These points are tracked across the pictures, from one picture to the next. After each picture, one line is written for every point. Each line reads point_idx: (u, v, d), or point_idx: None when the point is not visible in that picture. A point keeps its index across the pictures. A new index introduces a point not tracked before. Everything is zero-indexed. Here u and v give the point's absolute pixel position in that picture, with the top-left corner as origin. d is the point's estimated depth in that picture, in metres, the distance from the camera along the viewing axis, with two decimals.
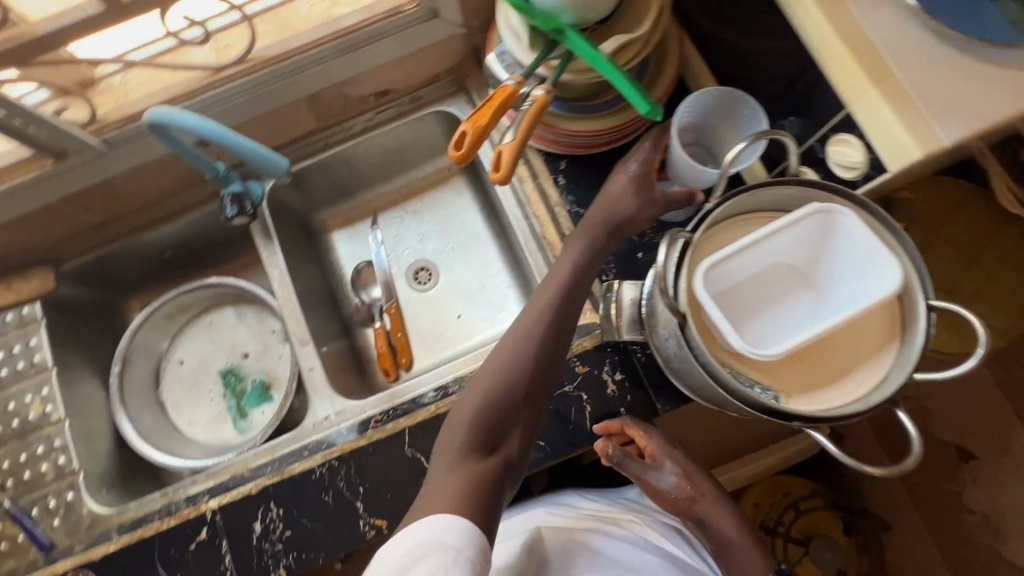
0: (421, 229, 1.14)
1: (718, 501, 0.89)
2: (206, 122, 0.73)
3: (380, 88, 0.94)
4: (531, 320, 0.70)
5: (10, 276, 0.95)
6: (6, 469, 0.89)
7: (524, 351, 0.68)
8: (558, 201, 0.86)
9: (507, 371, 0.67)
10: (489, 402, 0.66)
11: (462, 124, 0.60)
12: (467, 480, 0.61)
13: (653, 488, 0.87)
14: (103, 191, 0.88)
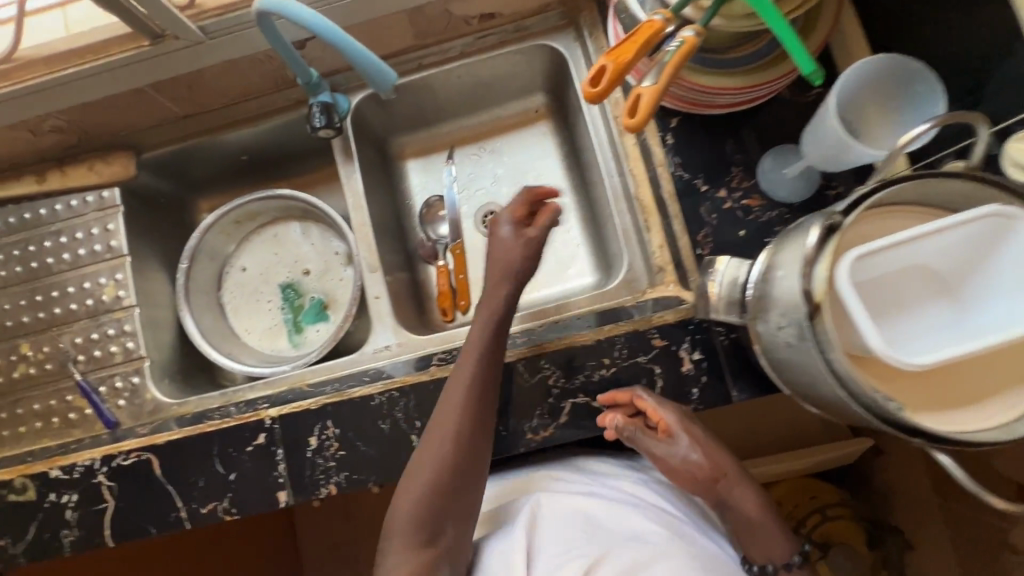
0: (496, 169, 1.09)
1: (742, 482, 0.79)
2: (314, 15, 0.68)
3: (487, 10, 0.87)
4: (452, 412, 0.73)
5: (93, 158, 0.94)
6: (78, 344, 0.91)
7: (454, 447, 0.71)
8: (662, 162, 0.80)
9: (441, 468, 0.71)
10: (427, 497, 0.71)
11: (600, 59, 0.54)
12: (415, 570, 0.70)
13: (669, 466, 0.79)
14: (193, 82, 0.85)
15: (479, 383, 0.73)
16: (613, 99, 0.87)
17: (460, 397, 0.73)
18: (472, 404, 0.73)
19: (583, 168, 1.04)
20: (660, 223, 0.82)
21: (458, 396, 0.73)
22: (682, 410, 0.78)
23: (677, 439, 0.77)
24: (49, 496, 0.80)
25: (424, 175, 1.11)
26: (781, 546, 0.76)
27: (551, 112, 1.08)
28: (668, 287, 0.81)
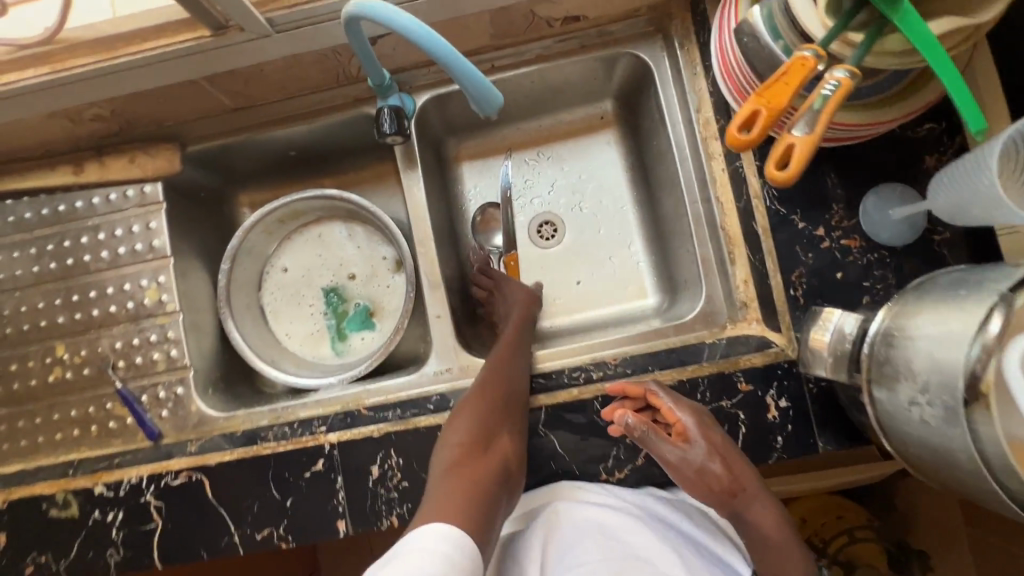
0: (554, 178, 1.04)
1: (762, 498, 0.71)
2: (394, 11, 0.57)
3: (572, 13, 0.80)
4: (504, 353, 0.81)
5: (133, 149, 0.87)
6: (118, 349, 0.87)
7: (510, 374, 0.78)
8: (757, 194, 0.75)
9: (498, 390, 0.76)
10: (485, 417, 0.73)
11: (749, 101, 0.49)
12: (459, 483, 0.67)
13: (683, 476, 0.71)
14: (251, 76, 0.78)
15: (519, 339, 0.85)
16: (702, 119, 0.81)
17: (508, 344, 0.83)
18: (518, 352, 0.82)
19: (651, 182, 0.98)
20: (747, 256, 0.78)
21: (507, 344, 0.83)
22: (702, 411, 0.72)
23: (695, 445, 0.69)
24: (94, 514, 0.77)
25: (480, 179, 1.05)
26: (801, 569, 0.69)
27: (619, 119, 1.01)
28: (751, 325, 0.78)
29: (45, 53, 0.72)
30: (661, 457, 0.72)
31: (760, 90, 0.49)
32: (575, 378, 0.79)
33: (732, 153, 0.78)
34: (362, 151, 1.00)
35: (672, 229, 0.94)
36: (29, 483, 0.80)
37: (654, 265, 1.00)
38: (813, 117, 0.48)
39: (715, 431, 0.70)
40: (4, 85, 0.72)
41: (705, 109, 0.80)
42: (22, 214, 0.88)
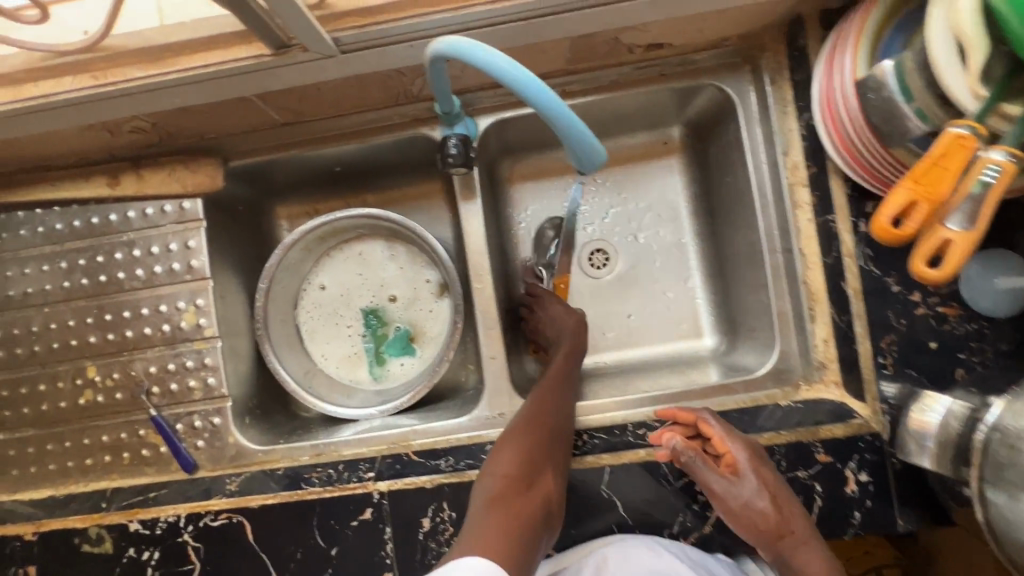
0: (611, 204, 0.97)
1: (816, 550, 0.66)
2: (475, 46, 0.51)
3: (656, 41, 0.73)
4: (553, 384, 0.76)
5: (173, 162, 0.82)
6: (152, 374, 0.82)
7: (558, 410, 0.73)
8: (850, 252, 0.69)
9: (548, 422, 0.71)
10: (534, 451, 0.67)
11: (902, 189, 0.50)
12: (502, 518, 0.60)
13: (731, 517, 0.67)
14: (307, 94, 0.72)
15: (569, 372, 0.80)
16: (789, 163, 0.75)
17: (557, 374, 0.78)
18: (567, 386, 0.77)
19: (716, 217, 0.92)
20: (830, 316, 0.73)
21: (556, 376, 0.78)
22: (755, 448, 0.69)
23: (749, 481, 0.66)
24: (128, 551, 0.74)
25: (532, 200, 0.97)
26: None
27: (685, 147, 0.94)
28: (829, 388, 0.74)
29: (85, 62, 0.66)
30: (708, 491, 0.68)
31: (911, 178, 0.50)
32: (643, 438, 0.73)
33: (822, 203, 0.72)
34: (409, 169, 0.94)
35: (734, 270, 0.88)
36: (60, 514, 0.77)
37: (712, 304, 0.95)
38: (976, 206, 0.48)
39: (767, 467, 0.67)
40: (43, 97, 0.67)
41: (794, 152, 0.74)
42: (53, 224, 0.83)
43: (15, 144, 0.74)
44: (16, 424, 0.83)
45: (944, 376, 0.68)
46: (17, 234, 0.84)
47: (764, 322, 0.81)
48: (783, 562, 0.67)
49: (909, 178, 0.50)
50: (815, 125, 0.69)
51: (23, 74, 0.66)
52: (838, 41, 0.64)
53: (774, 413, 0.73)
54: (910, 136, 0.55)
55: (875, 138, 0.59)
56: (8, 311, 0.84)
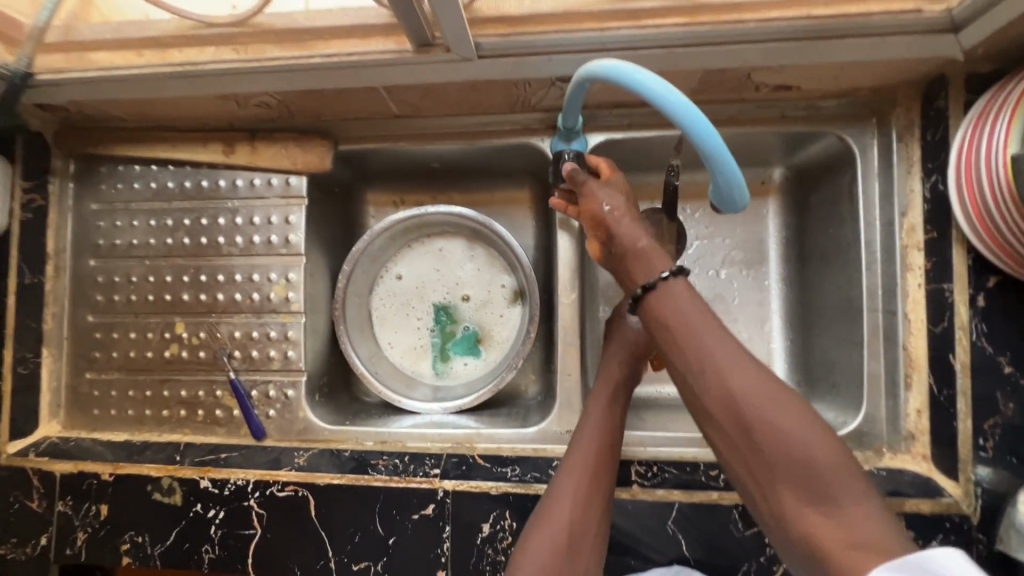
0: (700, 234, 0.92)
1: (658, 250, 0.57)
2: (636, 71, 0.51)
3: (786, 83, 0.72)
4: (585, 460, 0.62)
5: (288, 139, 0.85)
6: (236, 338, 0.85)
7: (588, 500, 0.59)
8: (964, 324, 0.66)
9: (570, 524, 0.57)
10: (555, 562, 0.55)
11: None
12: None
13: (592, 208, 0.62)
14: (431, 90, 0.74)
15: (609, 432, 0.65)
16: (906, 224, 0.73)
17: (591, 435, 0.64)
18: (603, 458, 0.63)
19: (806, 264, 0.88)
20: (928, 386, 0.71)
21: (591, 440, 0.64)
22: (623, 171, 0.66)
23: (614, 186, 0.64)
24: (195, 506, 0.76)
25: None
26: (755, 377, 0.47)
27: (784, 190, 0.90)
28: (916, 461, 0.73)
29: (231, 35, 0.68)
30: (582, 195, 0.64)
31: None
32: (716, 480, 0.71)
33: (936, 271, 0.70)
34: (503, 173, 0.94)
35: (819, 321, 0.86)
36: (136, 460, 0.79)
37: (791, 352, 0.90)
38: None
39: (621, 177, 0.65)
40: (189, 63, 0.70)
41: (913, 214, 0.72)
42: (165, 182, 0.87)
43: (148, 104, 0.78)
44: (104, 366, 0.87)
45: None
46: (131, 187, 0.88)
47: (850, 381, 0.78)
48: (613, 256, 0.61)
49: None
50: (948, 187, 0.66)
51: (171, 40, 0.69)
52: (998, 103, 0.61)
53: None
54: None
55: (1019, 217, 0.57)
56: (112, 259, 0.88)
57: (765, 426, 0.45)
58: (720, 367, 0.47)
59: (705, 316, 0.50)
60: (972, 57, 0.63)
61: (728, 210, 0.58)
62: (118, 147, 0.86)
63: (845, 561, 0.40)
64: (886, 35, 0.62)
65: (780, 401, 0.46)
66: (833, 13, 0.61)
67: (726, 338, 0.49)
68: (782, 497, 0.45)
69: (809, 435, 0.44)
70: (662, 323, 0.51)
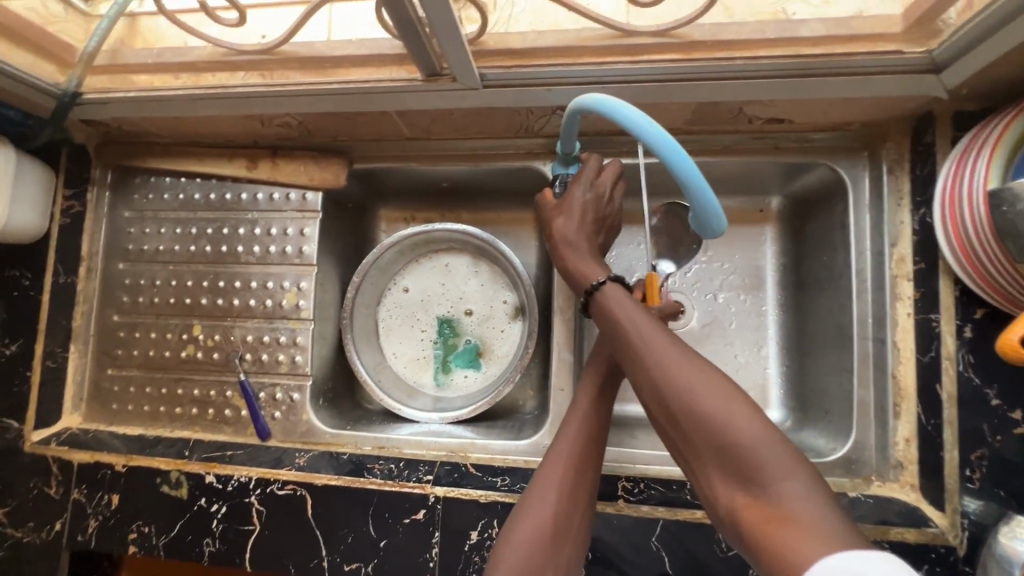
0: (698, 258, 0.94)
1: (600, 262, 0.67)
2: (623, 105, 0.55)
3: (777, 116, 0.75)
4: (571, 453, 0.64)
5: (307, 157, 0.90)
6: (248, 342, 0.90)
7: (572, 492, 0.61)
8: (950, 354, 0.67)
9: (553, 516, 0.59)
10: (539, 548, 0.57)
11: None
12: None
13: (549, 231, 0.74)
14: (440, 115, 0.79)
15: (596, 424, 0.66)
16: (896, 254, 0.75)
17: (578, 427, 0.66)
18: (588, 451, 0.64)
19: (802, 291, 0.89)
20: (916, 416, 0.72)
21: (577, 432, 0.65)
22: (588, 177, 0.73)
23: (564, 206, 0.72)
24: (199, 500, 0.80)
25: (628, 235, 0.95)
26: (687, 368, 0.52)
27: (781, 219, 0.92)
28: (904, 490, 0.73)
29: (259, 62, 0.74)
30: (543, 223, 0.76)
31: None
32: None
33: (923, 302, 0.71)
34: (508, 194, 0.98)
35: (813, 347, 0.86)
36: (148, 453, 0.84)
37: (785, 377, 0.90)
38: None
39: (580, 186, 0.72)
40: (220, 86, 0.76)
41: (902, 246, 0.74)
42: (192, 193, 0.93)
43: (181, 122, 0.84)
44: (125, 363, 0.93)
45: None
46: (161, 197, 0.94)
47: (840, 408, 0.79)
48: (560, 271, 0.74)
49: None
50: (934, 221, 0.68)
51: (205, 65, 0.76)
52: (980, 141, 0.63)
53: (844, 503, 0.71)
54: None
55: (1000, 252, 0.59)
56: (139, 262, 0.94)
57: (688, 406, 0.51)
58: (650, 357, 0.55)
59: (642, 316, 0.58)
60: (957, 95, 0.66)
61: (708, 237, 0.61)
62: (152, 161, 0.93)
63: (771, 529, 0.44)
64: (869, 74, 0.65)
65: (710, 387, 0.51)
66: (819, 53, 0.64)
67: (660, 334, 0.56)
68: (713, 473, 0.50)
69: (732, 414, 0.49)
70: (612, 329, 0.60)
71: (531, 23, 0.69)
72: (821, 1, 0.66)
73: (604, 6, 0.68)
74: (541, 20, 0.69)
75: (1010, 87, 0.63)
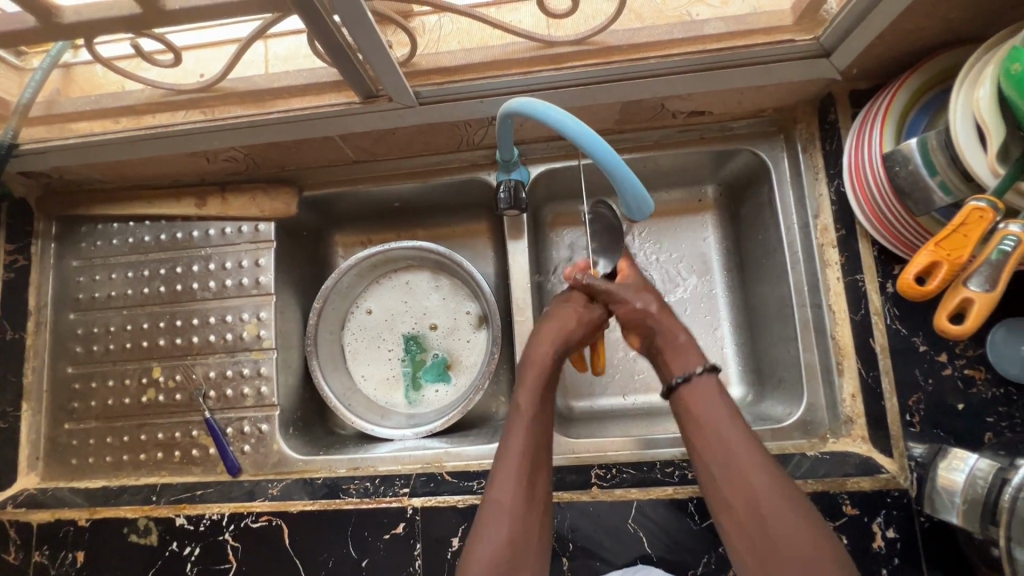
0: (646, 248, 0.98)
1: (693, 346, 0.69)
2: (547, 107, 0.60)
3: (698, 109, 0.81)
4: (518, 469, 0.63)
5: (258, 189, 0.92)
6: (211, 378, 0.89)
7: (527, 512, 0.61)
8: (877, 310, 0.73)
9: (509, 542, 0.58)
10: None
11: (927, 249, 0.51)
12: None
13: (635, 310, 0.72)
14: (383, 136, 0.82)
15: (540, 435, 0.66)
16: (820, 225, 0.81)
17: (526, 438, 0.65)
18: (539, 465, 0.65)
19: (744, 270, 0.94)
20: (858, 370, 0.77)
21: (523, 443, 0.65)
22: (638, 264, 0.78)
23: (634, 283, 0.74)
24: (171, 545, 0.77)
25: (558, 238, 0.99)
26: (771, 477, 0.57)
27: (718, 206, 0.97)
28: (856, 443, 0.77)
29: (198, 100, 0.75)
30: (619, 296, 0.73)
31: (932, 241, 0.51)
32: (671, 476, 0.75)
33: (849, 266, 0.77)
34: (461, 208, 1.01)
35: (761, 321, 0.91)
36: (113, 503, 0.81)
37: (741, 354, 0.94)
38: (993, 274, 0.49)
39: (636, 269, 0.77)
40: (163, 126, 0.78)
41: (824, 216, 0.80)
42: (142, 236, 0.93)
43: (125, 165, 0.85)
44: (82, 415, 0.90)
45: (971, 437, 0.68)
46: (109, 243, 0.94)
47: (791, 374, 0.84)
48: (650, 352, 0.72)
49: (934, 241, 0.51)
50: (847, 190, 0.74)
51: (144, 107, 0.76)
52: (876, 109, 0.69)
53: (807, 464, 0.74)
54: (934, 207, 0.60)
55: (901, 207, 0.65)
56: (91, 311, 0.92)
57: (778, 527, 0.54)
58: (735, 460, 0.58)
59: (726, 412, 0.62)
60: (851, 75, 0.73)
61: (636, 220, 0.67)
62: (99, 208, 0.93)
63: None
64: (767, 63, 0.71)
65: (787, 500, 0.55)
66: (722, 47, 0.71)
67: (748, 441, 0.60)
68: None
69: (806, 529, 0.54)
70: (687, 423, 0.63)
71: (461, 42, 0.72)
72: (720, 2, 0.71)
73: (525, 21, 0.70)
74: (468, 39, 0.72)
75: (893, 65, 0.71)
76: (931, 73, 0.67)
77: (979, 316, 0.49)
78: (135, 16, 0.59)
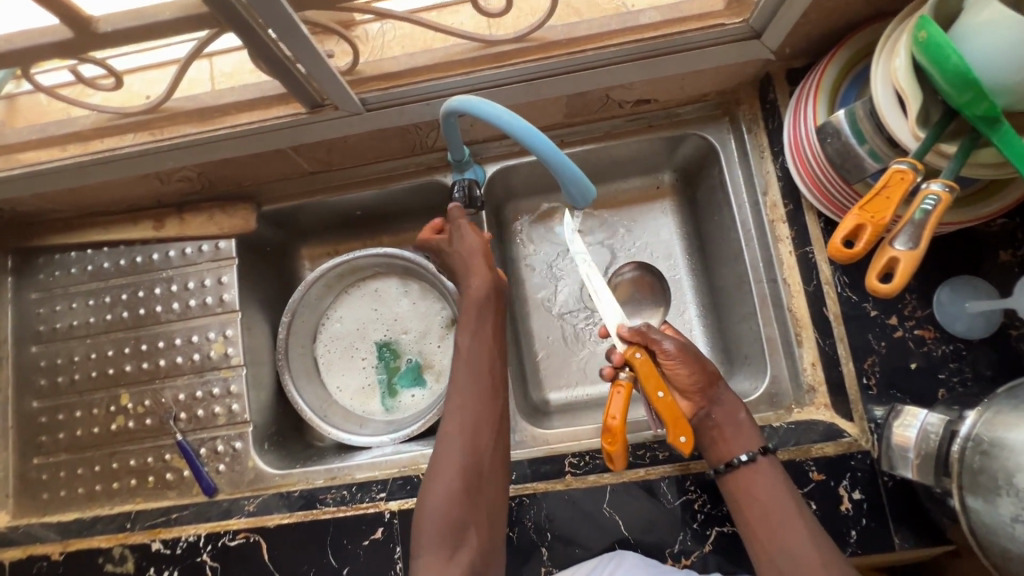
0: (609, 239, 0.99)
1: (752, 427, 0.71)
2: (480, 101, 0.61)
3: (644, 97, 0.83)
4: (470, 407, 0.70)
5: (215, 207, 0.92)
6: (181, 401, 0.88)
7: (475, 441, 0.69)
8: (828, 279, 0.75)
9: (461, 463, 0.67)
10: (457, 492, 0.65)
11: (853, 212, 0.53)
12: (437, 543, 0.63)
13: (707, 377, 0.72)
14: (336, 144, 0.83)
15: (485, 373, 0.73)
16: (770, 202, 0.83)
17: (467, 379, 0.72)
18: (483, 400, 0.71)
19: (705, 253, 0.96)
20: (816, 341, 0.79)
21: (468, 387, 0.72)
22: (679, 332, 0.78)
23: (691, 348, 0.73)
24: (148, 571, 0.77)
25: (544, 236, 0.99)
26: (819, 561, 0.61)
27: (676, 191, 0.98)
28: (819, 411, 0.78)
29: (145, 121, 0.75)
30: (690, 359, 0.72)
31: (858, 205, 0.53)
32: (641, 458, 0.77)
33: (800, 238, 0.79)
34: (423, 211, 1.02)
35: (724, 300, 0.93)
36: (87, 534, 0.81)
37: (709, 334, 0.95)
38: (916, 231, 0.50)
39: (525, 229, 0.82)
40: (108, 150, 0.77)
41: (772, 192, 0.82)
42: (101, 263, 0.92)
43: (77, 193, 0.84)
44: (50, 449, 0.89)
45: (925, 394, 0.70)
46: (67, 273, 0.93)
47: (754, 349, 0.86)
48: (708, 422, 0.71)
49: (860, 205, 0.53)
50: (789, 164, 0.76)
51: (91, 133, 0.76)
52: (808, 85, 0.72)
53: (774, 437, 0.75)
54: (865, 174, 0.62)
55: (839, 178, 0.67)
56: (53, 342, 0.91)
57: None
58: (802, 556, 0.61)
59: (784, 496, 0.66)
60: (784, 53, 0.75)
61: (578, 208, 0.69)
62: (55, 238, 0.92)
63: None
64: (702, 48, 0.73)
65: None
66: (658, 35, 0.72)
67: (811, 533, 0.63)
68: None
69: None
70: (747, 507, 0.67)
71: (404, 46, 0.73)
72: None
73: (466, 23, 0.71)
74: (409, 42, 0.73)
75: (822, 40, 0.73)
76: (858, 46, 0.70)
77: (906, 274, 0.51)
78: (70, 40, 0.59)
